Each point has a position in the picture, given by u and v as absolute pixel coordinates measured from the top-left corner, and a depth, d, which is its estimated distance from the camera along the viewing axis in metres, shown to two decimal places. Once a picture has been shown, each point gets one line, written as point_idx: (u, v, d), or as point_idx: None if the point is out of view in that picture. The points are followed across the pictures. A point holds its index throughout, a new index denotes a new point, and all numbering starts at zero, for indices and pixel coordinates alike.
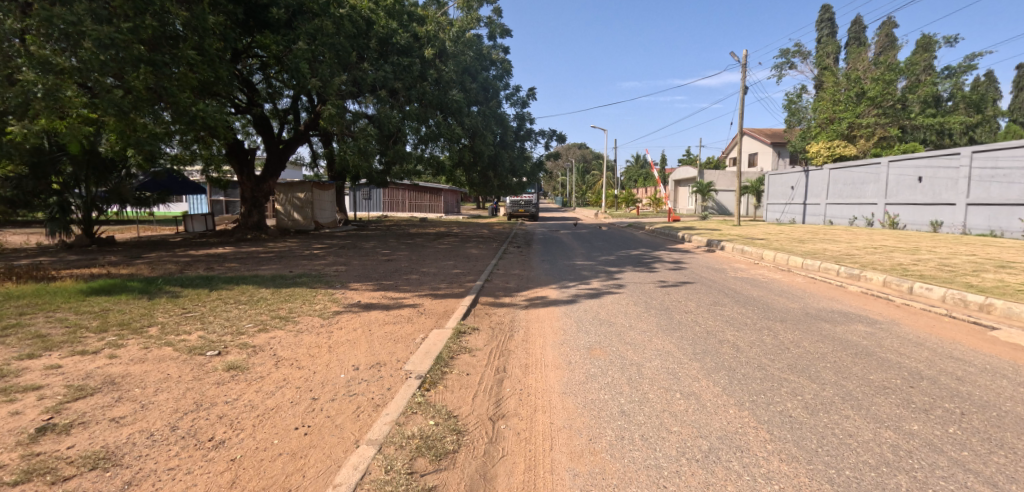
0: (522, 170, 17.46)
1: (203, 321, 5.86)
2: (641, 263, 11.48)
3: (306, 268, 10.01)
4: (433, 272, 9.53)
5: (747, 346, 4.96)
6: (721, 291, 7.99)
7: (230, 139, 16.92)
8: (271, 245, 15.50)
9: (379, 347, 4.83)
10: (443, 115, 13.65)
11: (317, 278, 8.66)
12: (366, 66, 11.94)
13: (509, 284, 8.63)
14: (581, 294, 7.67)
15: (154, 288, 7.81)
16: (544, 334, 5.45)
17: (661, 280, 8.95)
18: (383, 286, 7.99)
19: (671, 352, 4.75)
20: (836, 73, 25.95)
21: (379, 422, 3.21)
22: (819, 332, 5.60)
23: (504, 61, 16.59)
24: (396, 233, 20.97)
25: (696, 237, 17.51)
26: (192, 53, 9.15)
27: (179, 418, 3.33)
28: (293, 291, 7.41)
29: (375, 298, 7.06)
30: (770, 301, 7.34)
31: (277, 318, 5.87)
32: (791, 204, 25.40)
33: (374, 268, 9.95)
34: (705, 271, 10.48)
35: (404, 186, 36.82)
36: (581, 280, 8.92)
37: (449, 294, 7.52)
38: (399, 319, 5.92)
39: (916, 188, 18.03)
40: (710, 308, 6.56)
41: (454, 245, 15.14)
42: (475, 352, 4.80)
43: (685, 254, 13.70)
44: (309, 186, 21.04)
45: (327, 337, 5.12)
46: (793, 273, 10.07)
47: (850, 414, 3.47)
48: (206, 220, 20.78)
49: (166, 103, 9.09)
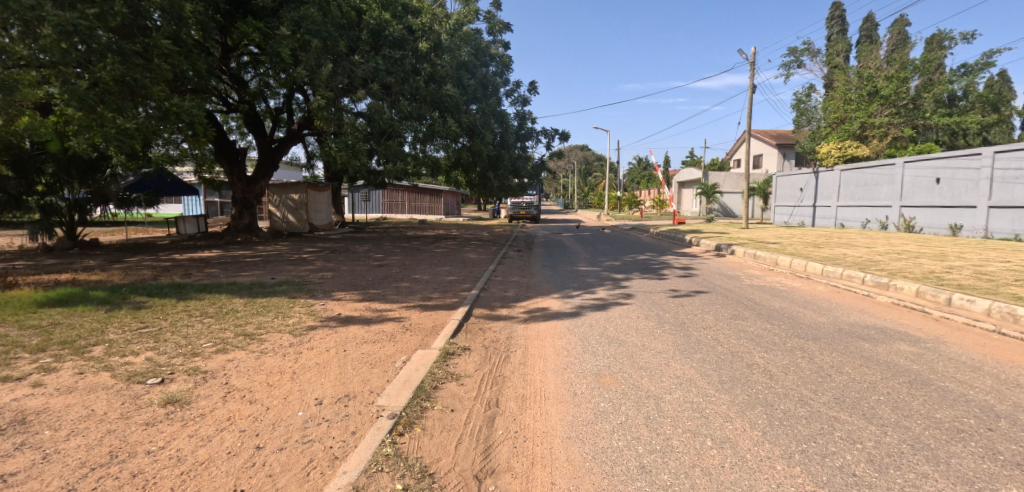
0: (524, 171, 16.75)
1: (156, 339, 5.14)
2: (649, 269, 10.76)
3: (290, 274, 9.30)
4: (426, 279, 8.83)
5: (783, 374, 4.23)
6: (740, 302, 7.26)
7: (219, 136, 16.28)
8: (261, 248, 14.79)
9: (352, 373, 4.13)
10: (440, 112, 12.99)
11: (298, 287, 7.96)
12: (356, 58, 11.32)
13: (507, 293, 7.92)
14: (585, 305, 6.95)
15: (118, 297, 7.12)
16: (545, 356, 4.74)
17: (673, 289, 8.23)
18: (369, 296, 7.29)
19: (695, 380, 4.03)
20: (847, 71, 25.23)
21: (331, 486, 2.51)
22: (860, 355, 4.87)
23: (504, 57, 15.89)
24: (392, 235, 20.29)
25: (704, 241, 16.77)
26: (167, 43, 8.45)
27: (81, 477, 2.66)
28: (268, 302, 6.71)
29: (357, 311, 6.35)
30: (796, 315, 6.60)
31: (241, 335, 5.14)
32: (801, 207, 24.64)
33: (362, 275, 9.23)
34: (718, 278, 9.75)
35: (403, 188, 36.15)
36: (585, 289, 8.20)
37: (441, 305, 6.80)
38: (379, 337, 5.19)
39: (934, 190, 17.30)
40: (732, 324, 5.84)
41: (451, 249, 14.43)
42: (464, 379, 4.09)
43: (694, 259, 12.97)
44: (303, 187, 20.44)
45: (294, 360, 4.42)
46: (813, 281, 9.34)
47: (931, 474, 2.75)
48: (198, 222, 20.13)
49: (137, 96, 8.39)
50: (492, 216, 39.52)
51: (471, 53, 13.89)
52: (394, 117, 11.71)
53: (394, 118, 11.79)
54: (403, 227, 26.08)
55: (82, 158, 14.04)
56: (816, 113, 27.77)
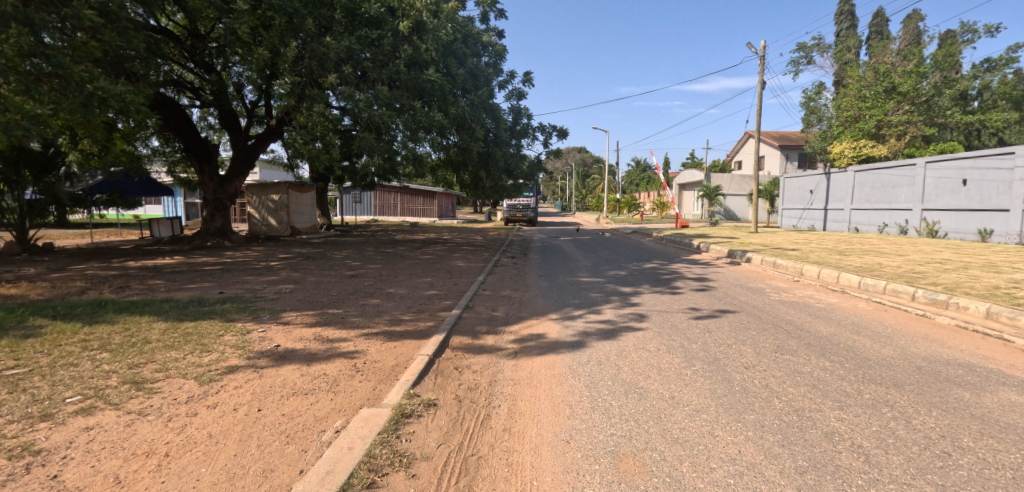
0: (518, 171, 15.35)
1: (12, 388, 3.78)
2: (658, 280, 9.42)
3: (242, 288, 7.92)
4: (400, 295, 7.48)
5: (886, 455, 2.93)
6: (780, 327, 5.91)
7: (186, 130, 15.18)
8: (227, 254, 13.39)
9: (251, 457, 2.82)
10: (424, 102, 11.81)
11: (244, 305, 6.57)
12: (327, 39, 10.18)
13: (495, 313, 6.58)
14: (591, 331, 5.61)
15: (12, 320, 5.74)
16: (539, 419, 3.41)
17: (693, 307, 6.91)
18: (324, 318, 5.90)
19: (762, 469, 2.74)
20: (860, 67, 24.05)
21: None
22: (971, 414, 3.58)
23: (496, 45, 14.60)
24: (378, 240, 18.98)
25: (714, 246, 15.47)
26: (91, 13, 7.08)
27: None
28: (195, 329, 5.35)
29: (301, 341, 4.98)
30: (853, 345, 5.28)
31: (126, 385, 3.83)
32: (810, 209, 23.37)
33: (326, 289, 7.86)
34: (739, 292, 8.42)
35: (395, 189, 34.62)
36: (589, 308, 6.86)
37: (410, 331, 5.43)
38: (317, 385, 3.85)
39: (960, 192, 16.05)
40: (783, 364, 4.51)
41: (437, 256, 13.10)
42: (416, 466, 2.76)
43: (707, 267, 11.66)
44: (283, 188, 19.03)
45: (178, 431, 3.14)
46: (851, 296, 8.06)
47: None
48: (173, 226, 18.73)
49: (54, 76, 7.03)
50: (487, 219, 38.07)
51: (459, 39, 12.62)
52: (375, 108, 10.59)
53: (373, 107, 10.60)
54: (392, 230, 24.70)
55: (32, 153, 12.68)
56: (826, 111, 26.49)
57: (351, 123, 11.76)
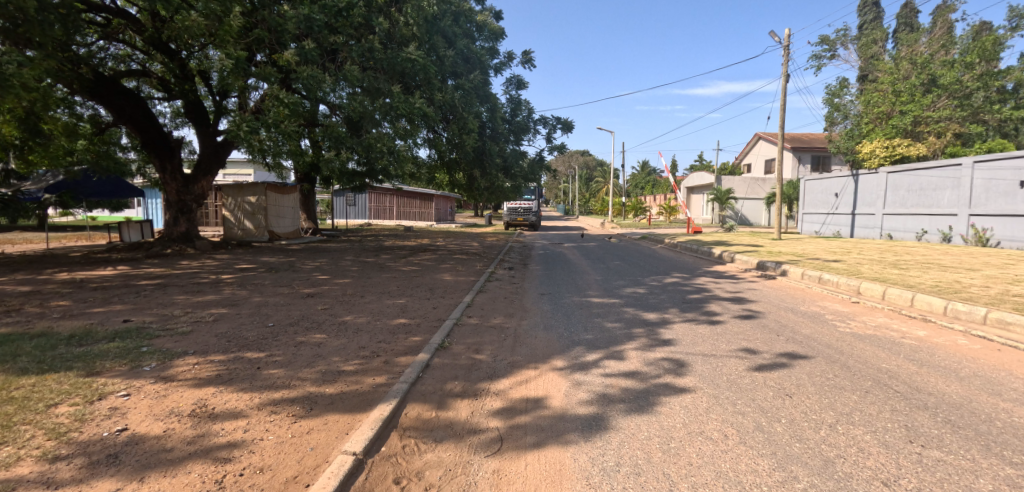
0: (517, 169, 13.50)
1: None
2: (687, 303, 7.59)
3: (156, 315, 6.13)
4: (356, 326, 5.66)
5: None
6: (886, 387, 4.07)
7: (142, 121, 13.29)
8: (180, 264, 11.63)
9: None
10: (405, 86, 10.12)
11: (133, 346, 4.76)
12: (286, 7, 8.62)
13: (478, 357, 4.75)
14: (613, 394, 3.82)
15: None
16: None
17: (749, 348, 5.06)
18: (231, 370, 4.10)
19: None
20: (892, 60, 22.28)
21: None
22: None
23: (492, 25, 12.84)
24: (362, 246, 17.17)
25: (738, 256, 13.61)
26: None
27: None
28: (18, 397, 3.52)
29: (166, 421, 3.18)
30: (1015, 424, 3.45)
31: None
32: (836, 215, 21.51)
33: (265, 317, 6.06)
34: (795, 320, 6.58)
35: (391, 191, 32.68)
36: (605, 348, 5.04)
37: (345, 397, 3.62)
38: None
39: (1016, 195, 14.19)
40: (943, 477, 2.71)
41: (423, 267, 11.32)
42: None
43: (739, 283, 9.83)
44: (261, 189, 17.27)
45: None
46: (943, 327, 6.23)
47: None
48: (144, 231, 16.74)
49: None
50: (485, 222, 36.33)
51: (446, 14, 10.87)
52: (359, 100, 9.06)
53: (355, 96, 9.12)
54: (383, 235, 22.93)
55: None
56: (852, 108, 24.70)
57: (329, 114, 10.16)
